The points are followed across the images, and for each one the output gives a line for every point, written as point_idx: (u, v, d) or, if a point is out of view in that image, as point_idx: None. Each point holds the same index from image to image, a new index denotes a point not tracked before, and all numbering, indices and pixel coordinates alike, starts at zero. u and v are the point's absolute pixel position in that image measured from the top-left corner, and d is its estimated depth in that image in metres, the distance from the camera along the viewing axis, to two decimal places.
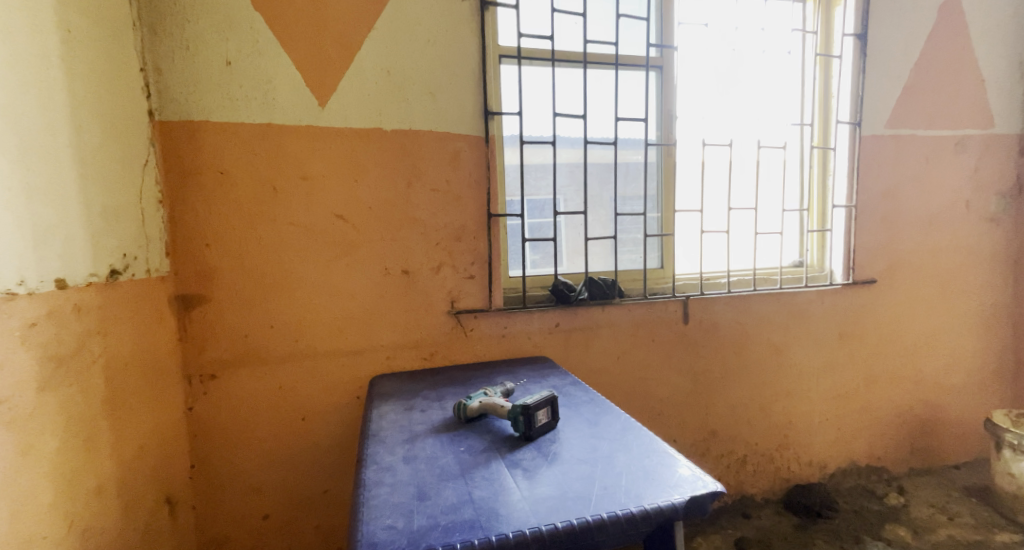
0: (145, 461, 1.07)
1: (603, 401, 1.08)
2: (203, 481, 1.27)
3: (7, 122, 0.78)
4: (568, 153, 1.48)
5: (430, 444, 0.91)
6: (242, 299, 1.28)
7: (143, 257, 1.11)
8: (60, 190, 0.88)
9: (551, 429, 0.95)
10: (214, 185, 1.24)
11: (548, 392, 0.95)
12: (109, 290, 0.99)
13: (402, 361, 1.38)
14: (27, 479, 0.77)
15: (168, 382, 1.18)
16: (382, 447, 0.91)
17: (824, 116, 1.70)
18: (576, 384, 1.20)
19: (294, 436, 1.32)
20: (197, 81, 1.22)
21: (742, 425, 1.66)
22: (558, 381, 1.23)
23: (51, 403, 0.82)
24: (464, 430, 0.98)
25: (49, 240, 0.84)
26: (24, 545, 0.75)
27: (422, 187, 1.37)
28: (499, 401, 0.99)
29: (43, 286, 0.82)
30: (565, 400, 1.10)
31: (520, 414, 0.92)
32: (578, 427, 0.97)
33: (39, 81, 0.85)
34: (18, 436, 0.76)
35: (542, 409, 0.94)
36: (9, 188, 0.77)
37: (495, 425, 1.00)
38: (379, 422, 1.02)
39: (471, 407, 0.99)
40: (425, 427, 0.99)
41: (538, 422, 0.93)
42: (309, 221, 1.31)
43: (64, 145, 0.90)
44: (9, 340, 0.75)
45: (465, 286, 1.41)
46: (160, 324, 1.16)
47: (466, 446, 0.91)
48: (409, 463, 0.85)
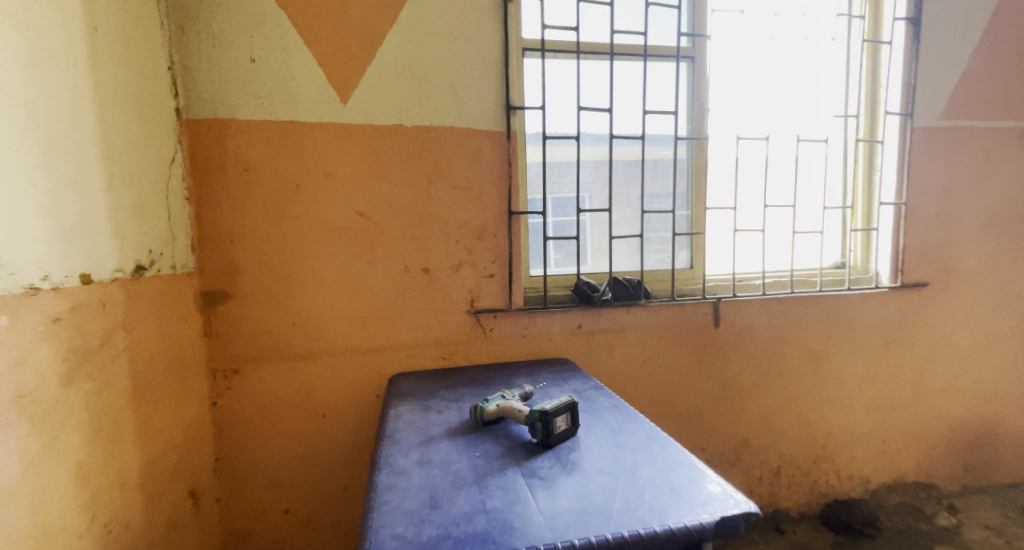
0: (169, 454, 1.09)
1: (626, 408, 1.04)
2: (227, 474, 1.29)
3: (33, 121, 0.80)
4: (591, 151, 1.45)
5: (445, 448, 0.89)
6: (266, 295, 1.29)
7: (169, 253, 1.13)
8: (86, 187, 0.90)
9: (570, 436, 0.91)
10: (239, 183, 1.26)
11: (568, 398, 0.91)
12: (135, 285, 1.00)
13: (422, 360, 1.37)
14: (48, 472, 0.78)
15: (193, 376, 1.20)
16: (395, 448, 0.89)
17: (871, 108, 1.60)
18: (598, 389, 1.15)
19: (317, 433, 1.33)
20: (223, 79, 1.23)
21: (775, 435, 1.57)
22: (580, 384, 1.19)
23: (74, 397, 0.83)
24: (480, 433, 0.95)
25: (75, 236, 0.85)
26: (45, 538, 0.77)
27: (443, 185, 1.35)
28: (517, 405, 0.95)
29: (67, 281, 0.83)
30: (587, 405, 1.06)
31: (538, 420, 0.88)
32: (599, 434, 0.93)
33: (65, 80, 0.86)
34: (40, 429, 0.77)
35: (561, 415, 0.90)
36: (36, 186, 0.79)
37: (513, 429, 0.96)
38: (395, 423, 1.00)
39: (488, 410, 0.96)
40: (441, 429, 0.96)
41: (557, 429, 0.89)
42: (332, 219, 1.31)
43: (90, 143, 0.91)
44: (31, 334, 0.77)
45: (485, 285, 1.39)
46: (186, 319, 1.19)
47: (481, 451, 0.88)
48: (422, 466, 0.83)
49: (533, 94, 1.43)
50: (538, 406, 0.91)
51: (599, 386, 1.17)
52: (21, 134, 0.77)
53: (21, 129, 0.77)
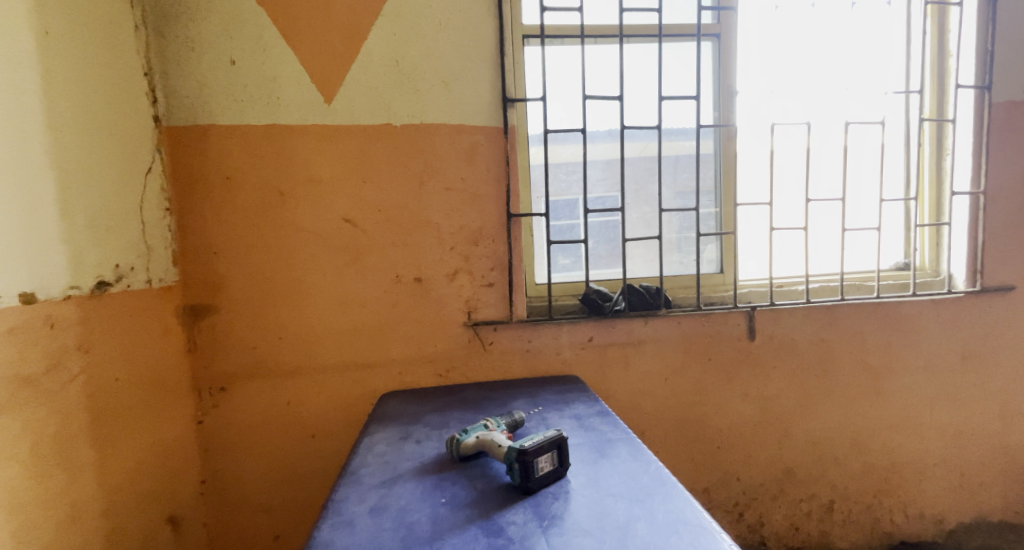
0: (140, 478, 1.04)
1: (632, 441, 0.89)
2: (214, 497, 1.22)
3: None
4: (599, 150, 1.33)
5: (408, 490, 0.76)
6: (251, 309, 1.22)
7: (143, 266, 1.08)
8: (33, 201, 0.84)
9: (556, 478, 0.77)
10: (222, 191, 1.20)
11: (553, 433, 0.77)
12: (94, 303, 0.95)
13: (417, 377, 1.27)
14: None
15: (173, 395, 1.15)
16: (353, 489, 0.78)
17: (939, 81, 1.35)
18: (603, 415, 1.00)
19: (306, 456, 1.25)
20: (203, 84, 1.18)
21: (826, 464, 1.36)
22: (583, 409, 1.04)
23: (11, 425, 0.78)
24: (455, 471, 0.82)
25: (14, 254, 0.80)
26: None
27: (436, 186, 1.24)
28: (497, 439, 0.82)
29: (3, 301, 0.78)
30: (585, 436, 0.92)
31: (516, 460, 0.75)
32: (592, 476, 0.78)
33: (6, 89, 0.81)
34: None
35: (545, 454, 0.76)
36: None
37: (492, 466, 0.83)
38: (363, 456, 0.88)
39: (465, 443, 0.84)
40: (411, 465, 0.84)
41: (539, 471, 0.75)
42: (318, 227, 1.22)
43: (39, 155, 0.86)
44: None
45: (483, 295, 1.27)
46: (165, 336, 1.13)
47: (448, 496, 0.75)
48: (374, 515, 0.71)
49: (534, 85, 1.30)
50: (518, 443, 0.77)
51: (604, 411, 1.03)
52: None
53: None
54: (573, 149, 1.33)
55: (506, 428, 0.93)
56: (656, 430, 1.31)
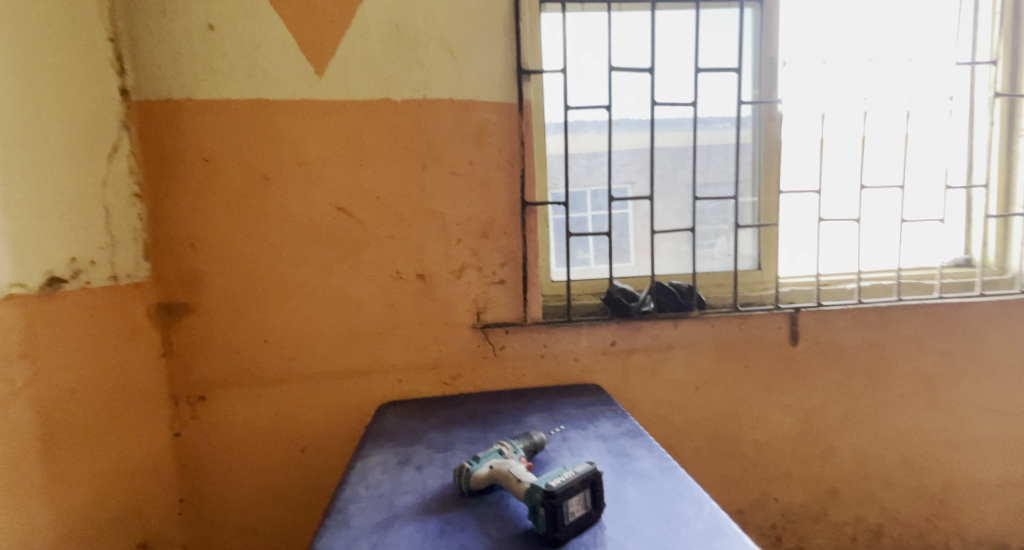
0: (103, 501, 0.92)
1: (673, 473, 0.82)
2: (193, 517, 1.10)
3: None
4: (623, 138, 1.19)
5: (405, 537, 0.72)
6: (232, 309, 1.08)
7: (105, 260, 0.96)
8: None
9: (591, 522, 0.71)
10: (199, 176, 1.06)
11: (585, 470, 0.71)
12: (42, 303, 0.83)
13: (419, 386, 1.13)
14: None
15: (144, 406, 1.02)
16: (341, 535, 0.74)
17: (1013, 52, 1.19)
18: (634, 436, 0.94)
19: (293, 473, 1.12)
20: (176, 52, 1.04)
21: (874, 483, 1.22)
22: (610, 430, 0.96)
23: None
24: (458, 513, 0.78)
25: None
26: None
27: (440, 171, 1.10)
28: (514, 473, 0.77)
29: None
30: (614, 466, 0.85)
31: (541, 505, 0.69)
32: (622, 519, 0.72)
33: None
34: None
35: (576, 496, 0.70)
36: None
37: (506, 505, 0.79)
38: (355, 487, 0.85)
39: (476, 476, 0.80)
40: (409, 500, 0.81)
41: (570, 516, 0.69)
42: (306, 216, 1.08)
43: None
44: None
45: (493, 294, 1.13)
46: (133, 339, 1.01)
47: (456, 547, 0.70)
48: None
49: (552, 56, 1.15)
50: (543, 482, 0.71)
51: (636, 432, 0.95)
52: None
53: None
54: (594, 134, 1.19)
55: (525, 453, 0.88)
56: (685, 447, 1.18)
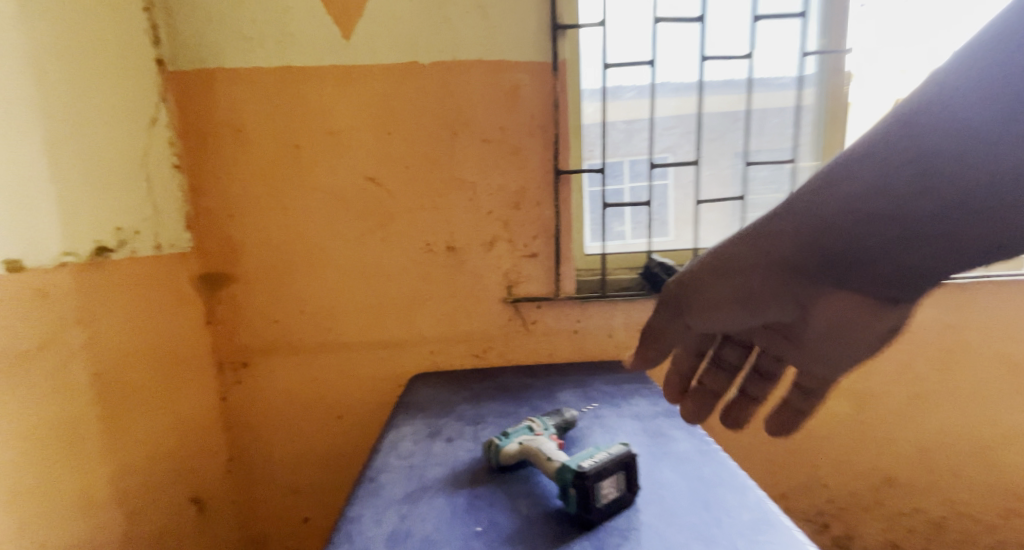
0: (158, 458, 0.98)
1: (714, 456, 0.79)
2: (241, 475, 1.17)
3: None
4: (667, 100, 1.10)
5: (434, 511, 0.72)
6: (269, 279, 1.10)
7: (150, 230, 0.99)
8: (18, 157, 0.73)
9: (624, 505, 0.70)
10: (233, 147, 1.06)
11: (618, 453, 0.70)
12: (93, 272, 0.87)
13: (450, 358, 1.13)
14: None
15: (192, 371, 1.07)
16: (371, 505, 0.75)
17: None
18: (672, 416, 0.91)
19: (330, 437, 1.16)
20: (209, 20, 1.03)
21: (939, 474, 1.14)
22: (646, 408, 0.94)
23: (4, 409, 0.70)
24: (490, 487, 0.78)
25: None
26: None
27: (470, 139, 1.07)
28: (544, 450, 0.77)
29: None
30: (650, 448, 0.83)
31: (573, 484, 0.68)
32: (660, 504, 0.70)
33: None
34: None
35: (608, 477, 0.69)
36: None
37: (537, 483, 0.79)
38: (386, 456, 0.86)
39: (506, 452, 0.80)
40: (440, 473, 0.81)
41: (603, 497, 0.68)
42: (337, 186, 1.07)
43: (24, 102, 0.74)
44: None
45: (524, 267, 1.10)
46: (179, 307, 1.05)
47: (484, 524, 0.70)
48: (394, 542, 0.67)
49: None
50: (575, 462, 0.70)
51: (675, 412, 0.93)
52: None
53: None
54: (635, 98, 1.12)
55: (556, 431, 0.87)
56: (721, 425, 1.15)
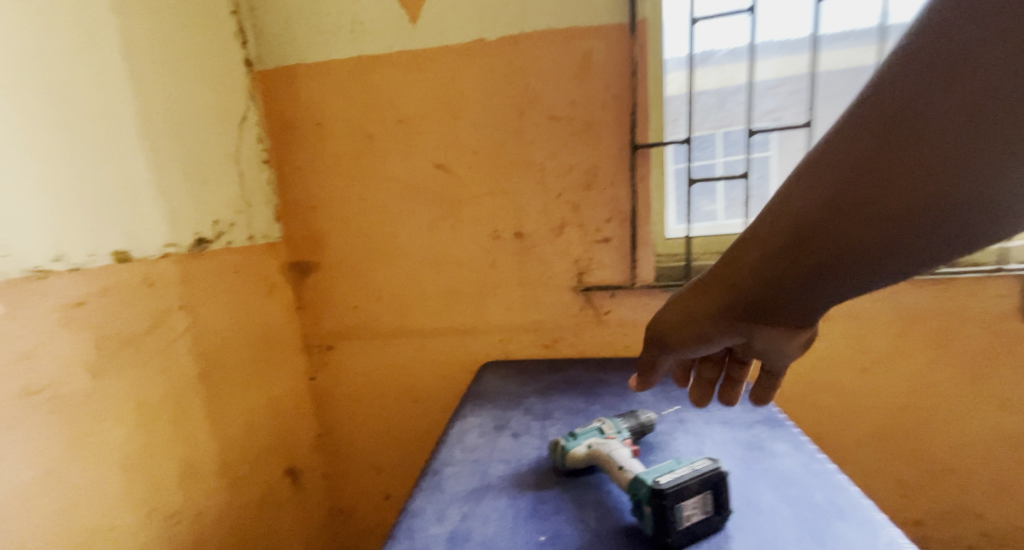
0: (254, 433, 1.06)
1: (828, 480, 0.67)
2: (330, 451, 1.25)
3: (38, 82, 0.69)
4: (770, 63, 0.96)
5: (495, 513, 0.68)
6: (347, 268, 1.14)
7: (243, 222, 1.06)
8: (120, 158, 0.80)
9: (711, 530, 0.61)
10: (312, 140, 1.11)
11: (704, 470, 0.61)
12: (194, 262, 0.94)
13: (520, 347, 1.11)
14: (92, 465, 0.74)
15: (283, 353, 1.14)
16: (432, 499, 0.71)
17: None
18: (775, 430, 0.80)
19: (408, 421, 1.19)
20: (288, 17, 1.07)
21: None
22: (739, 417, 0.85)
23: (116, 386, 0.78)
24: (558, 490, 0.72)
25: (102, 213, 0.77)
26: (88, 539, 0.73)
27: (538, 117, 1.00)
28: (615, 458, 0.70)
29: (95, 260, 0.76)
30: (744, 463, 0.73)
31: (647, 504, 0.60)
32: (756, 531, 0.60)
33: (81, 32, 0.75)
34: (71, 423, 0.71)
35: (691, 498, 0.60)
36: (36, 154, 0.68)
37: (607, 490, 0.72)
38: (451, 447, 0.84)
39: (574, 455, 0.73)
40: (503, 470, 0.77)
41: (684, 521, 0.59)
42: (408, 175, 1.07)
43: (123, 107, 0.81)
44: (47, 322, 0.69)
45: (597, 253, 1.04)
46: (270, 294, 1.12)
47: (548, 534, 0.64)
48: (451, 546, 0.62)
49: None
50: (651, 478, 0.63)
51: (775, 422, 0.82)
52: (15, 95, 0.66)
53: (16, 87, 0.66)
54: (730, 61, 0.98)
55: (630, 434, 0.79)
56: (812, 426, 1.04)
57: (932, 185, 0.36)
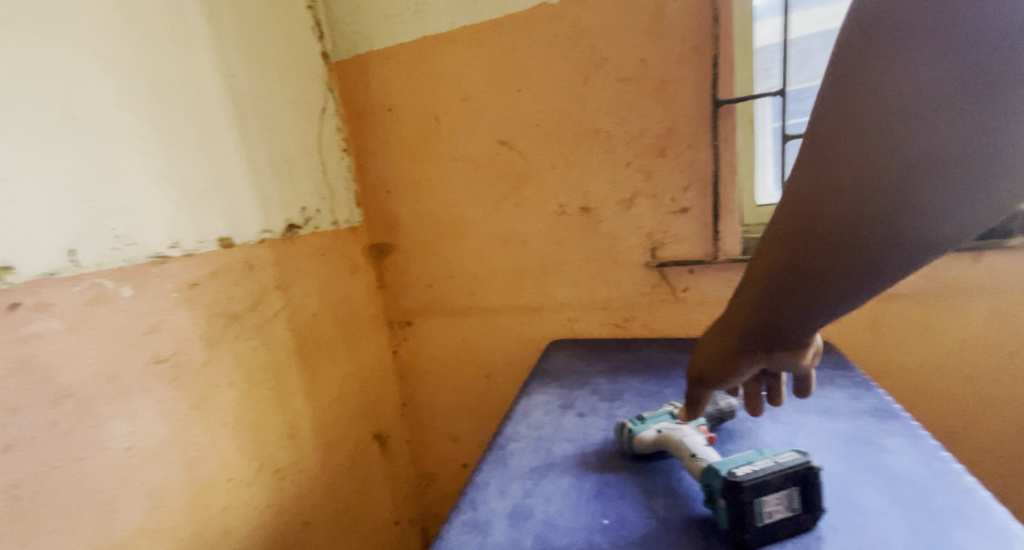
0: (346, 404, 1.12)
1: (948, 482, 0.59)
2: (412, 421, 1.32)
3: (141, 83, 0.72)
4: None
5: (558, 492, 0.66)
6: (421, 248, 1.18)
7: (327, 209, 1.11)
8: (218, 150, 0.84)
9: (801, 530, 0.56)
10: (384, 125, 1.15)
11: (789, 465, 0.56)
12: (287, 245, 0.99)
13: (589, 325, 1.10)
14: (207, 428, 0.78)
15: (367, 330, 1.21)
16: (497, 473, 0.72)
17: None
18: (880, 423, 0.72)
19: (485, 395, 1.23)
20: (358, 7, 1.11)
21: None
22: (843, 407, 0.77)
23: (226, 356, 0.83)
24: (626, 471, 0.70)
25: (207, 203, 0.81)
26: (204, 494, 0.77)
27: (606, 82, 0.96)
28: (687, 445, 0.66)
29: (205, 247, 0.80)
30: (847, 459, 0.66)
31: (723, 498, 0.56)
32: (858, 535, 0.54)
33: (177, 30, 0.78)
34: (190, 390, 0.76)
35: (773, 494, 0.55)
36: (150, 149, 0.72)
37: (677, 474, 0.69)
38: (517, 424, 0.84)
39: (641, 440, 0.70)
40: (567, 450, 0.75)
41: (766, 519, 0.55)
42: (475, 153, 1.08)
43: (217, 102, 0.85)
44: (166, 301, 0.73)
45: (673, 225, 0.98)
46: (354, 275, 1.18)
47: (612, 517, 0.61)
48: (513, 520, 0.62)
49: None
50: (726, 469, 0.58)
51: (890, 414, 0.73)
52: (123, 91, 0.69)
53: (127, 91, 0.70)
54: None
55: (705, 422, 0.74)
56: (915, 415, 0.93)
57: (928, 148, 0.33)
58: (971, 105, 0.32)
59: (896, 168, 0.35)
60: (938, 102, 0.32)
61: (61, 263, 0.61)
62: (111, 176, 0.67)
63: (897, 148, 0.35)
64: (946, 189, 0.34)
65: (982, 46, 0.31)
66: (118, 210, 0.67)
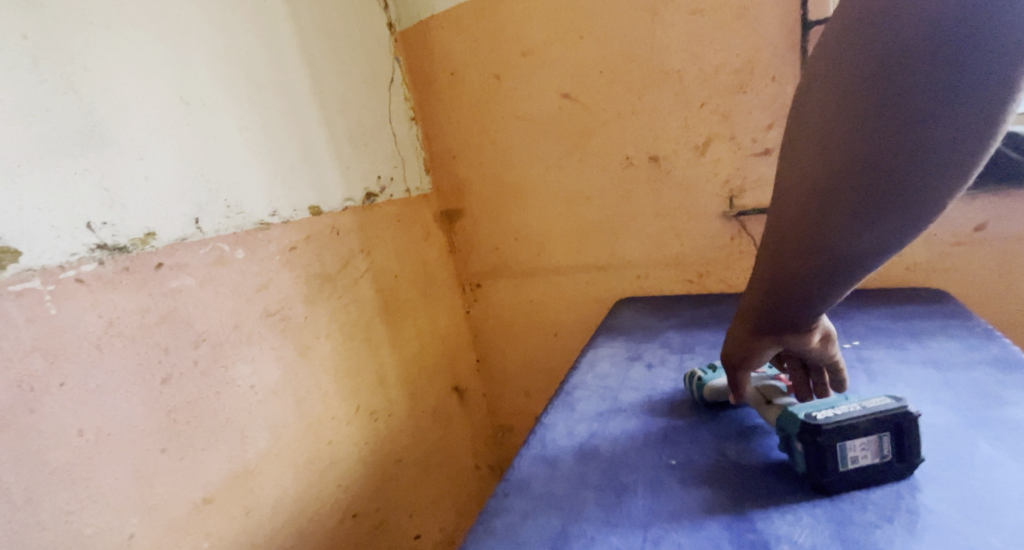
0: (427, 357, 1.20)
1: None
2: (487, 376, 1.39)
3: (234, 66, 0.78)
4: None
5: (625, 434, 0.69)
6: (488, 211, 1.22)
7: (400, 176, 1.17)
8: (302, 123, 0.91)
9: (889, 477, 0.55)
10: (449, 88, 1.17)
11: (875, 410, 0.54)
12: (368, 212, 1.06)
13: (659, 280, 1.10)
14: (312, 373, 0.88)
15: (442, 290, 1.27)
16: (564, 416, 0.76)
17: None
18: (998, 375, 0.68)
19: (558, 350, 1.27)
20: None
21: None
22: (957, 359, 0.73)
23: (323, 312, 0.92)
24: (695, 417, 0.71)
25: (297, 174, 0.89)
26: (314, 432, 0.87)
27: (675, 23, 0.93)
28: (761, 392, 0.66)
29: (298, 215, 0.88)
30: (957, 410, 0.63)
31: (802, 441, 0.55)
32: (959, 484, 0.53)
33: (260, 14, 0.84)
34: (296, 338, 0.85)
35: (858, 438, 0.54)
36: (247, 127, 0.79)
37: (748, 421, 0.69)
38: (584, 374, 0.87)
39: (710, 389, 0.71)
40: (634, 398, 0.78)
41: (850, 462, 0.54)
42: (538, 111, 1.08)
43: (299, 78, 0.91)
44: (271, 263, 0.82)
45: (754, 169, 0.96)
46: (428, 239, 1.24)
47: (679, 458, 0.63)
48: (582, 456, 0.66)
49: None
50: (805, 413, 0.57)
51: (1015, 365, 0.69)
52: (222, 75, 0.76)
53: (225, 76, 0.76)
54: None
55: None
56: None
57: (926, 145, 0.38)
58: (964, 110, 0.36)
59: (887, 170, 0.39)
60: (933, 109, 0.37)
61: (190, 230, 0.70)
62: (220, 152, 0.74)
63: (892, 150, 0.39)
64: (930, 179, 0.39)
65: (986, 54, 0.35)
66: (227, 183, 0.75)
